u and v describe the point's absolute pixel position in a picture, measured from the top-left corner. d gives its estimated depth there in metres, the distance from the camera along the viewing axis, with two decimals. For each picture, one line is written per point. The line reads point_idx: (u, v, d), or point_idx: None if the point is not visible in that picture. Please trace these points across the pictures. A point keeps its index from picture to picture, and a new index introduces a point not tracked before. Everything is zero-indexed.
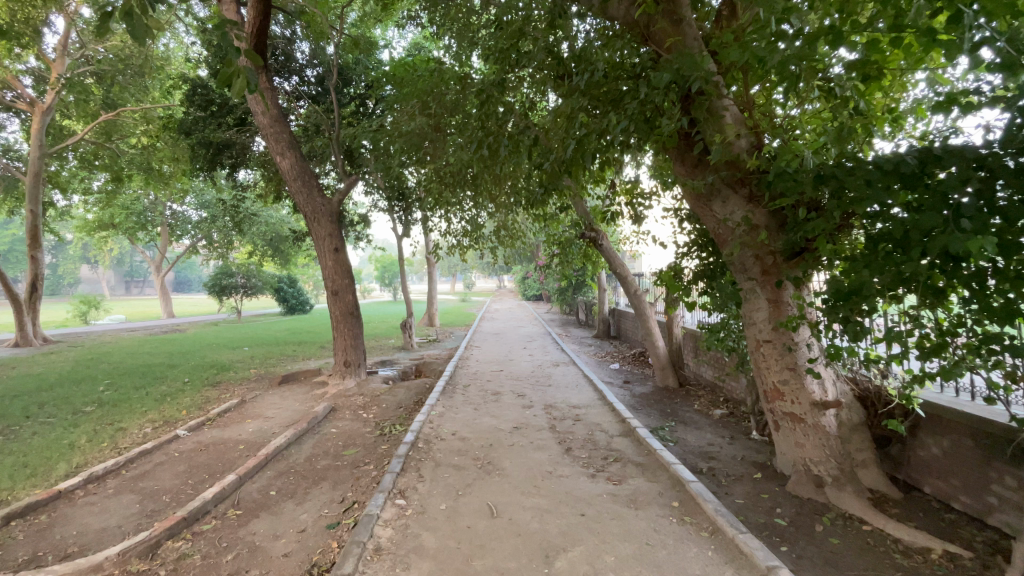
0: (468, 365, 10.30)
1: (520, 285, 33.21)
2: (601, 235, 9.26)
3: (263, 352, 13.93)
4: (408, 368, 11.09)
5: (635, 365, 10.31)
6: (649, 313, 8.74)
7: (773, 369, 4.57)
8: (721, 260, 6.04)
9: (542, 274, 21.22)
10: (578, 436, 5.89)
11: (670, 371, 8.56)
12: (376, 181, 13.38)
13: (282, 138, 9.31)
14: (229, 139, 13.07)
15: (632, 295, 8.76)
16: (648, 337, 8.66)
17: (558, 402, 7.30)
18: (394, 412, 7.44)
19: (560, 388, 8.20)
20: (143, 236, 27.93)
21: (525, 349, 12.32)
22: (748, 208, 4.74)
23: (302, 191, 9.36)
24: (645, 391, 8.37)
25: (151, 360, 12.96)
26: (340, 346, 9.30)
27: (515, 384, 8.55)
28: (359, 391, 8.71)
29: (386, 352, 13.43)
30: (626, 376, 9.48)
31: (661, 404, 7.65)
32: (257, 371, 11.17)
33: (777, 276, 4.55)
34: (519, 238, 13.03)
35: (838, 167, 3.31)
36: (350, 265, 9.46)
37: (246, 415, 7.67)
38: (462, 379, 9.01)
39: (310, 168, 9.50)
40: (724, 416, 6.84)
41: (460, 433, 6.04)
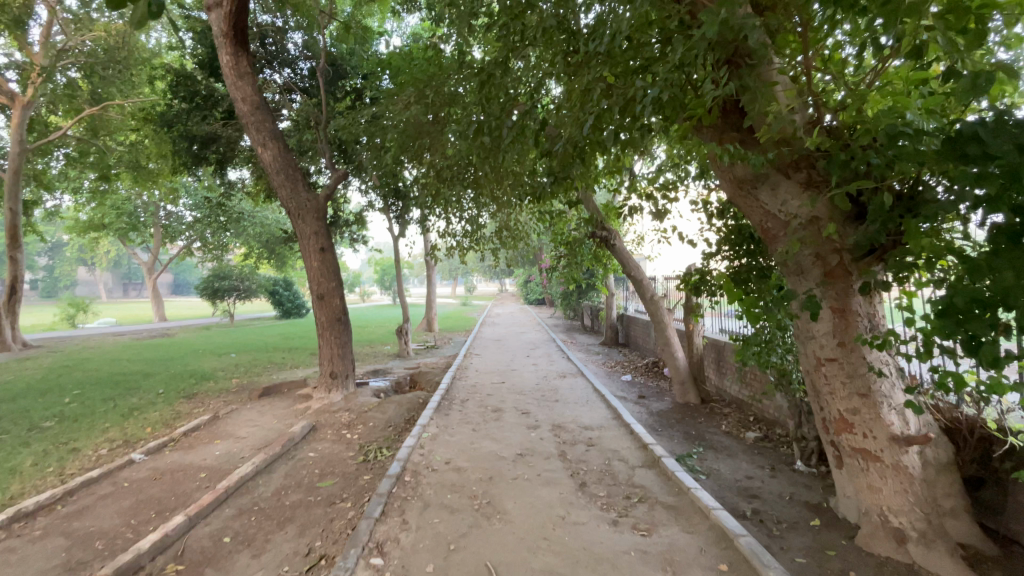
0: (467, 376, 9.42)
1: (522, 289, 32.40)
2: (614, 234, 8.40)
3: (249, 360, 13.07)
4: (401, 379, 10.21)
5: (648, 378, 9.40)
6: (668, 321, 7.87)
7: (840, 395, 3.72)
8: (759, 261, 5.23)
9: (545, 278, 20.38)
10: (592, 467, 5.01)
11: (691, 385, 7.69)
12: (371, 177, 12.57)
13: (264, 128, 8.49)
14: (214, 132, 12.27)
15: (649, 300, 7.91)
16: (666, 347, 7.79)
17: (567, 422, 6.42)
18: (382, 432, 6.58)
19: (569, 405, 7.32)
20: (136, 238, 27.19)
21: (529, 358, 11.44)
22: (804, 197, 3.91)
23: (285, 185, 8.49)
24: (663, 408, 7.49)
25: (129, 368, 12.10)
26: (326, 355, 8.45)
27: (518, 399, 7.66)
28: (345, 406, 7.83)
29: (380, 360, 12.56)
30: (640, 390, 8.59)
31: (684, 423, 6.80)
32: (238, 382, 10.31)
33: (845, 280, 3.72)
34: (522, 239, 12.17)
35: (976, 123, 2.26)
36: (337, 266, 8.58)
37: (216, 434, 6.81)
38: (460, 393, 8.16)
39: (295, 161, 8.64)
40: (758, 440, 5.97)
41: (455, 461, 5.17)
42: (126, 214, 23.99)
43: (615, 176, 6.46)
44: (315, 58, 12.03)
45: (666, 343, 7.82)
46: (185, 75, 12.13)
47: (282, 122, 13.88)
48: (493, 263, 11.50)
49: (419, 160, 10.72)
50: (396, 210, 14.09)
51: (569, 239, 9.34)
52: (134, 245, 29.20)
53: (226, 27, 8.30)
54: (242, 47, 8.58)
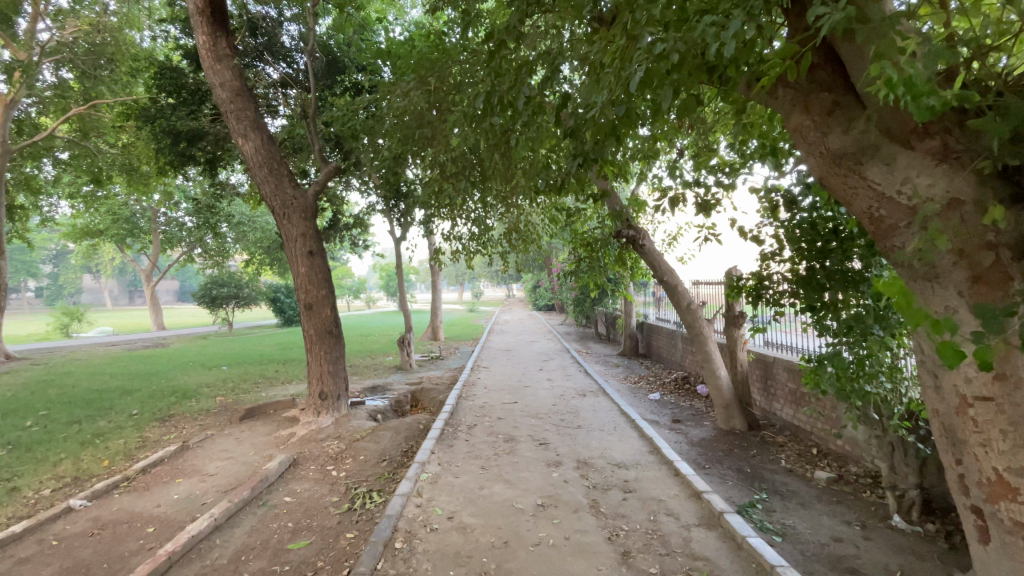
0: (475, 394, 8.38)
1: (531, 295, 31.38)
2: (644, 234, 7.25)
3: (239, 374, 12.06)
4: (402, 397, 9.17)
5: (680, 398, 8.31)
6: (708, 333, 6.80)
7: (998, 449, 2.55)
8: (841, 264, 4.25)
9: (558, 283, 19.31)
10: (635, 526, 3.93)
11: (737, 410, 6.62)
12: (370, 176, 11.61)
13: (245, 117, 7.46)
14: (201, 128, 11.34)
15: (686, 309, 6.83)
16: (707, 364, 6.72)
17: (596, 458, 5.35)
18: (373, 468, 5.54)
19: (594, 433, 6.25)
20: (134, 245, 26.40)
21: (543, 371, 10.39)
22: (940, 172, 2.72)
23: (269, 180, 7.42)
24: (705, 436, 6.43)
25: (107, 385, 11.13)
26: (314, 373, 7.42)
27: (535, 425, 6.60)
28: (335, 433, 6.79)
29: (380, 374, 11.54)
30: (673, 412, 7.52)
31: (733, 455, 5.73)
32: (222, 401, 9.30)
33: (1007, 288, 2.53)
34: (534, 242, 11.11)
35: None
36: (327, 271, 7.51)
37: (180, 470, 5.80)
38: (466, 416, 7.11)
39: (280, 153, 7.61)
40: (833, 482, 4.92)
41: (460, 516, 4.12)
42: (123, 219, 23.21)
43: (649, 162, 5.41)
44: (306, 46, 11.08)
45: (707, 359, 6.74)
46: (169, 67, 11.22)
47: (276, 118, 12.93)
48: (502, 267, 10.46)
49: (421, 155, 9.74)
50: (398, 211, 13.11)
51: (590, 241, 8.26)
52: (132, 251, 28.43)
53: (202, 3, 7.35)
54: (223, 28, 7.64)
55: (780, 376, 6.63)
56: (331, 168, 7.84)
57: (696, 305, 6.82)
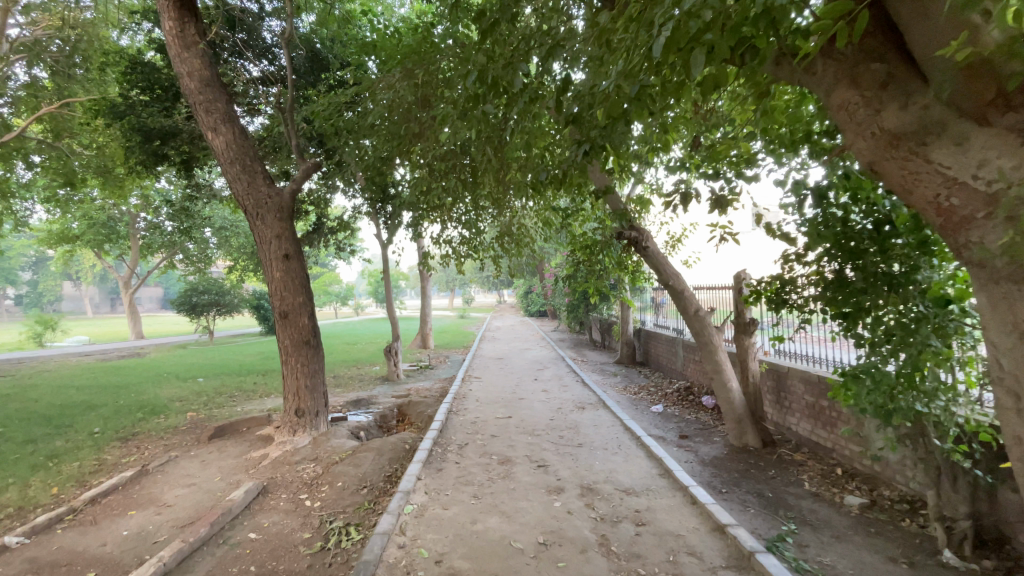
0: (466, 408, 7.78)
1: (523, 301, 30.91)
2: (647, 236, 6.63)
3: (216, 386, 11.37)
4: (388, 411, 8.57)
5: (684, 411, 7.78)
6: (718, 342, 6.28)
7: None
8: (884, 267, 3.78)
9: (551, 288, 18.78)
10: (654, 570, 3.38)
11: (751, 425, 6.12)
12: (355, 177, 11.03)
13: (215, 109, 6.87)
14: (174, 126, 10.66)
15: (694, 317, 6.30)
16: (718, 375, 6.21)
17: (602, 484, 4.81)
18: (352, 497, 4.93)
19: (597, 452, 5.70)
20: (113, 251, 25.48)
21: (538, 382, 9.83)
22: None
23: (241, 178, 6.83)
24: (717, 454, 5.92)
25: (72, 399, 10.37)
26: (291, 388, 6.81)
27: (532, 444, 6.04)
28: (313, 454, 6.17)
29: (366, 385, 10.92)
30: (679, 427, 7.00)
31: (751, 477, 5.23)
32: (193, 417, 8.62)
33: None
34: (528, 246, 10.58)
35: None
36: (304, 277, 6.91)
37: (134, 501, 5.16)
38: (457, 433, 6.53)
39: (254, 149, 7.04)
40: (866, 509, 4.45)
41: (450, 559, 3.54)
42: (101, 224, 22.31)
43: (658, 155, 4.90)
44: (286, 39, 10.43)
45: (718, 371, 6.23)
46: (141, 62, 10.56)
47: (257, 117, 12.28)
48: (494, 272, 9.88)
49: (407, 154, 9.17)
50: (385, 214, 12.53)
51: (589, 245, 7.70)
52: (111, 257, 27.49)
53: None
54: (193, 14, 7.05)
55: (796, 388, 6.16)
56: (310, 165, 7.28)
57: (704, 312, 6.30)
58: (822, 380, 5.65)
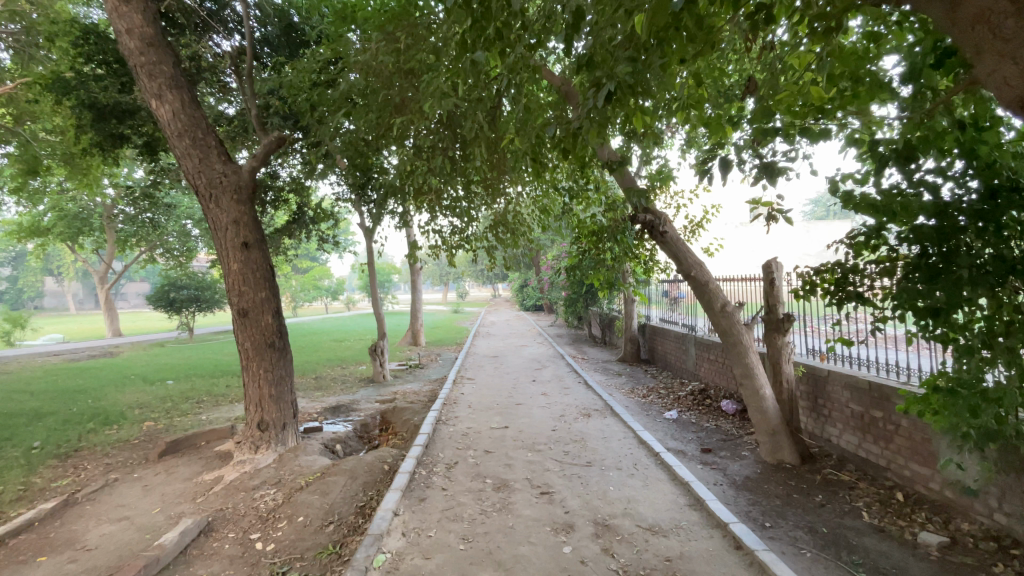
0: (457, 417, 6.87)
1: (518, 295, 30.01)
2: (664, 219, 5.66)
3: (184, 390, 10.40)
4: (370, 418, 7.65)
5: (702, 418, 6.93)
6: (749, 342, 5.40)
7: None
8: (990, 250, 2.91)
9: (549, 281, 17.84)
10: None
11: (787, 438, 5.28)
12: (335, 160, 10.01)
13: (159, 72, 5.88)
14: (131, 104, 9.59)
15: (720, 313, 5.41)
16: (748, 380, 5.34)
17: (620, 519, 3.92)
18: (314, 537, 4.01)
19: (609, 474, 4.83)
20: (88, 244, 24.24)
21: (537, 384, 8.94)
22: None
23: (192, 153, 5.85)
24: (750, 473, 5.07)
25: (20, 406, 9.34)
26: (253, 398, 5.88)
27: (532, 463, 5.15)
28: (276, 477, 5.25)
29: (348, 388, 9.99)
30: (700, 439, 6.13)
31: (796, 506, 4.37)
32: (150, 428, 7.64)
33: None
34: (525, 235, 9.63)
35: None
36: (267, 267, 5.97)
37: (48, 544, 4.22)
38: (445, 450, 5.63)
39: (207, 121, 6.07)
40: (949, 550, 3.63)
41: None
42: (73, 216, 21.10)
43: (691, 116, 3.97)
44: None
45: (748, 376, 5.36)
46: (94, 31, 9.45)
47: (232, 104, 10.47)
48: (487, 264, 8.94)
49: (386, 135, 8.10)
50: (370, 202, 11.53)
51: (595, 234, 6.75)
52: (87, 252, 26.24)
53: None
54: None
55: (838, 395, 5.33)
56: (274, 138, 6.15)
57: (732, 307, 5.42)
58: (874, 387, 4.80)
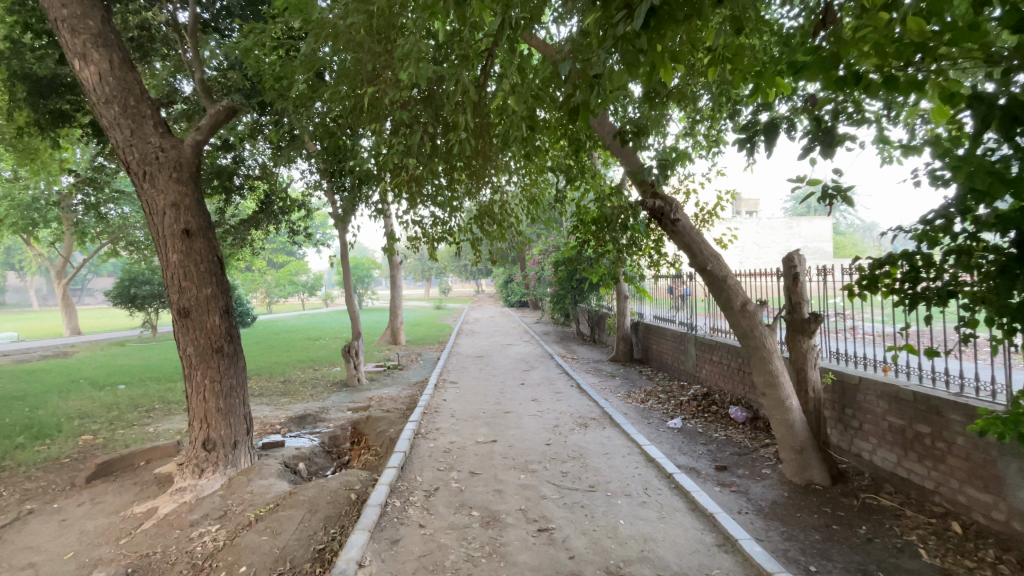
0: (438, 429, 6.10)
1: (503, 291, 29.36)
2: (675, 206, 4.93)
3: (136, 396, 9.42)
4: (340, 430, 6.83)
5: (709, 427, 6.28)
6: (774, 347, 4.70)
7: None
8: None
9: (535, 276, 17.19)
10: None
11: (816, 455, 4.63)
12: (304, 145, 9.11)
13: (83, 25, 4.94)
14: (70, 77, 8.48)
15: (739, 313, 4.69)
16: (771, 389, 4.67)
17: (639, 567, 3.20)
18: None
19: (617, 501, 4.11)
20: (45, 236, 22.74)
21: (525, 388, 8.20)
22: None
23: (124, 124, 4.98)
24: (777, 497, 4.41)
25: None
26: (197, 413, 5.03)
27: (526, 488, 4.39)
28: (221, 509, 4.41)
29: (319, 392, 9.15)
30: (711, 453, 5.47)
31: (839, 541, 3.70)
32: (87, 443, 6.71)
33: None
34: (513, 228, 8.88)
35: None
36: (214, 260, 5.11)
37: None
38: (424, 471, 4.85)
39: (143, 86, 5.18)
40: None
41: None
42: (25, 206, 19.55)
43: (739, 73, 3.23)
44: None
45: (772, 386, 4.67)
46: None
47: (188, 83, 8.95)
48: (472, 258, 8.16)
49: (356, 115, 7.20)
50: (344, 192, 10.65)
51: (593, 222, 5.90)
52: (44, 244, 24.67)
53: None
54: None
55: (872, 405, 4.71)
56: (221, 108, 5.26)
57: (753, 307, 4.70)
58: (920, 399, 4.19)
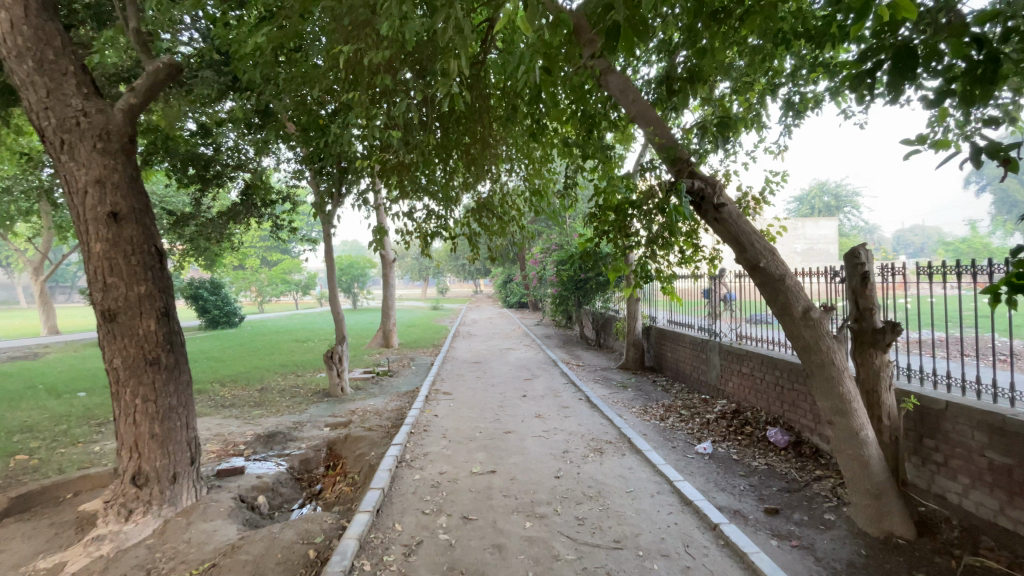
0: (427, 454, 5.16)
1: (502, 292, 28.39)
2: (720, 188, 3.99)
3: (94, 407, 8.43)
4: (315, 451, 5.89)
5: (746, 454, 5.36)
6: (844, 364, 3.76)
7: None
8: None
9: (536, 276, 16.30)
10: None
11: (896, 500, 3.70)
12: (284, 127, 8.17)
13: None
14: None
15: (801, 323, 3.76)
16: (842, 417, 3.73)
17: None
18: None
19: (652, 566, 3.16)
20: (21, 231, 21.66)
21: (529, 401, 7.26)
22: None
23: (38, 84, 3.99)
24: (852, 555, 3.48)
25: None
26: (126, 439, 4.10)
27: (533, 543, 3.44)
28: (144, 568, 3.44)
29: (297, 403, 8.20)
30: (755, 488, 4.53)
31: None
32: (16, 467, 5.72)
33: None
34: (516, 223, 7.89)
35: None
36: (153, 253, 4.19)
37: None
38: (406, 514, 3.90)
39: (67, 38, 4.18)
40: None
41: None
42: None
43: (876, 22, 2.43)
44: None
45: (841, 413, 3.74)
46: None
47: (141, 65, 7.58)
48: (470, 255, 7.21)
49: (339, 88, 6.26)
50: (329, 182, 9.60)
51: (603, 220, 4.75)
52: (20, 240, 23.55)
53: None
54: None
55: (964, 438, 3.78)
56: (160, 65, 4.32)
57: (818, 314, 3.76)
58: None
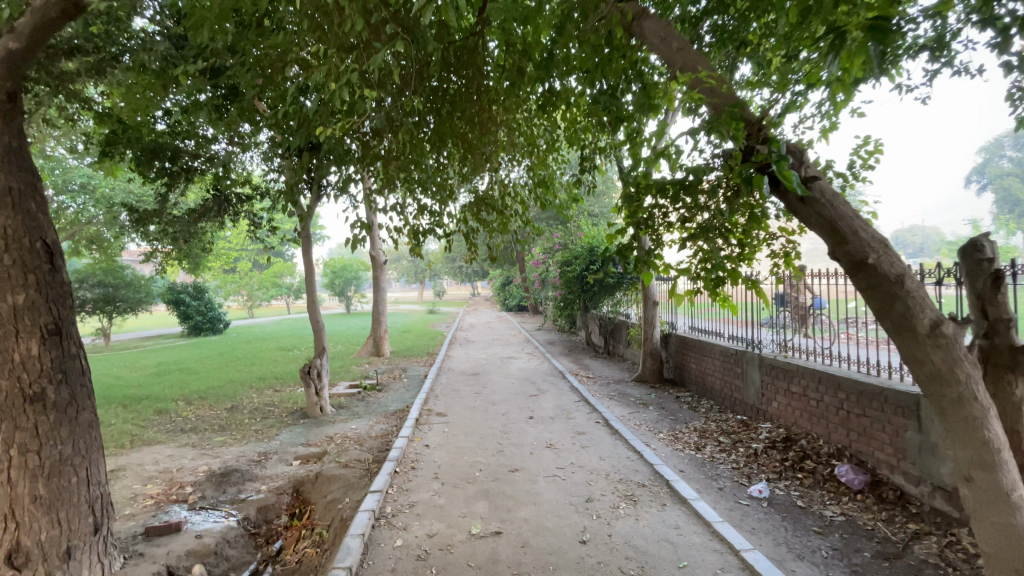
0: (414, 504, 4.05)
1: (501, 294, 27.24)
2: (810, 161, 2.92)
3: None
4: (278, 494, 4.79)
5: (813, 500, 4.29)
6: (988, 398, 2.70)
7: None
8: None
9: (539, 278, 15.24)
10: None
11: None
12: (254, 108, 7.07)
13: None
14: None
15: (927, 342, 2.70)
16: (990, 475, 2.67)
17: None
18: None
19: None
20: None
21: (537, 424, 6.17)
22: None
23: None
24: None
25: None
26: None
27: None
28: None
29: (269, 426, 7.10)
30: (843, 556, 3.45)
31: None
32: None
33: None
34: (522, 217, 6.66)
35: None
36: (35, 249, 3.11)
37: None
38: None
39: None
40: None
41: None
42: None
43: None
44: None
45: (988, 469, 2.68)
46: None
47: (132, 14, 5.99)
48: (467, 255, 6.10)
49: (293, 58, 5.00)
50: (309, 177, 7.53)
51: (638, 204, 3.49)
52: None
53: None
54: None
55: None
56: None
57: (950, 330, 2.71)
58: None
